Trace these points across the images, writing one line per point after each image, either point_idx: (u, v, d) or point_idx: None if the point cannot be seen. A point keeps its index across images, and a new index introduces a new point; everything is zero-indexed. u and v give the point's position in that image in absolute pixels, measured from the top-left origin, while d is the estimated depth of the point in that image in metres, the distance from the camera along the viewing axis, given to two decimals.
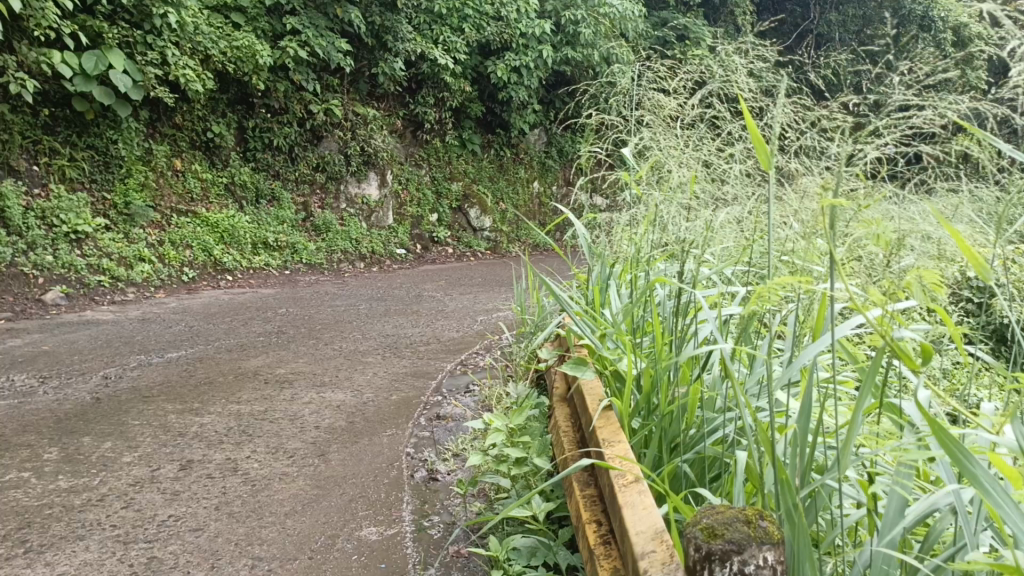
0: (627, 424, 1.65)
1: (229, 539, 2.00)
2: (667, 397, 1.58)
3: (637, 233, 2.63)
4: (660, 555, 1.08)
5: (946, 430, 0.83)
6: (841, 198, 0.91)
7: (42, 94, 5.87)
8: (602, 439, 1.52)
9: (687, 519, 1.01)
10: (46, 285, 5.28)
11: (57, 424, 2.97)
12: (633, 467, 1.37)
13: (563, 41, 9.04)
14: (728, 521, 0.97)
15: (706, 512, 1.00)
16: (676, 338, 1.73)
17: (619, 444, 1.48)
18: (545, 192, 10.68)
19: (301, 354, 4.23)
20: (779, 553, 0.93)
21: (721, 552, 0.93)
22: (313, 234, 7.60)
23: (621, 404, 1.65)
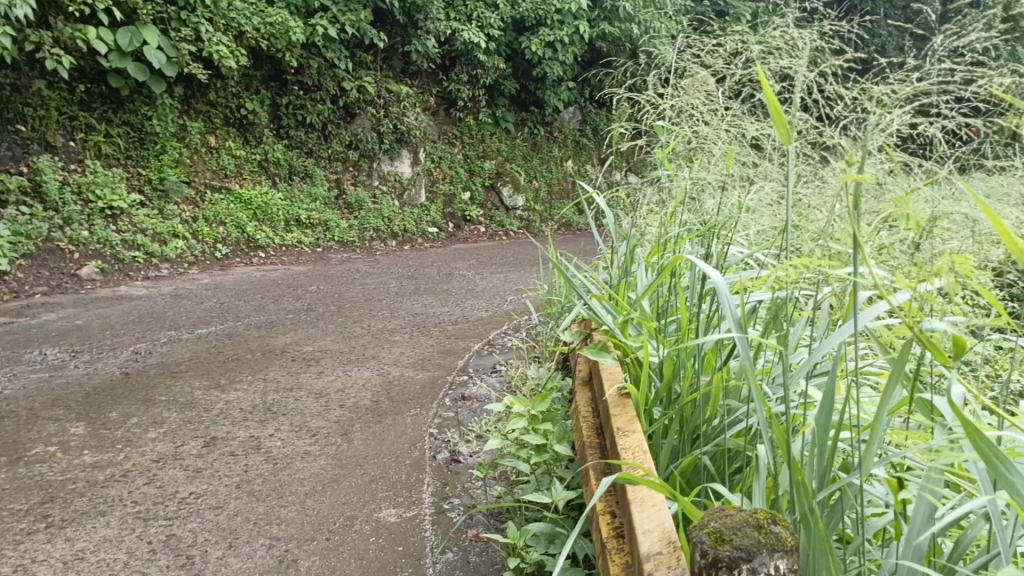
0: (644, 413, 1.58)
1: (248, 518, 1.99)
2: (686, 386, 1.51)
3: (665, 213, 2.56)
4: (666, 558, 1.03)
5: (979, 430, 0.77)
6: (864, 176, 0.84)
7: (78, 70, 5.93)
8: (616, 428, 1.47)
9: (693, 521, 0.95)
10: (82, 260, 5.34)
11: (85, 399, 3.00)
12: (645, 459, 1.32)
13: (599, 16, 8.91)
14: (737, 525, 0.90)
15: (714, 514, 0.94)
16: (699, 324, 1.65)
17: (632, 434, 1.43)
18: (579, 171, 10.56)
19: (330, 331, 4.23)
20: (792, 561, 0.87)
21: (729, 560, 0.86)
22: (346, 212, 7.61)
23: (639, 393, 1.58)
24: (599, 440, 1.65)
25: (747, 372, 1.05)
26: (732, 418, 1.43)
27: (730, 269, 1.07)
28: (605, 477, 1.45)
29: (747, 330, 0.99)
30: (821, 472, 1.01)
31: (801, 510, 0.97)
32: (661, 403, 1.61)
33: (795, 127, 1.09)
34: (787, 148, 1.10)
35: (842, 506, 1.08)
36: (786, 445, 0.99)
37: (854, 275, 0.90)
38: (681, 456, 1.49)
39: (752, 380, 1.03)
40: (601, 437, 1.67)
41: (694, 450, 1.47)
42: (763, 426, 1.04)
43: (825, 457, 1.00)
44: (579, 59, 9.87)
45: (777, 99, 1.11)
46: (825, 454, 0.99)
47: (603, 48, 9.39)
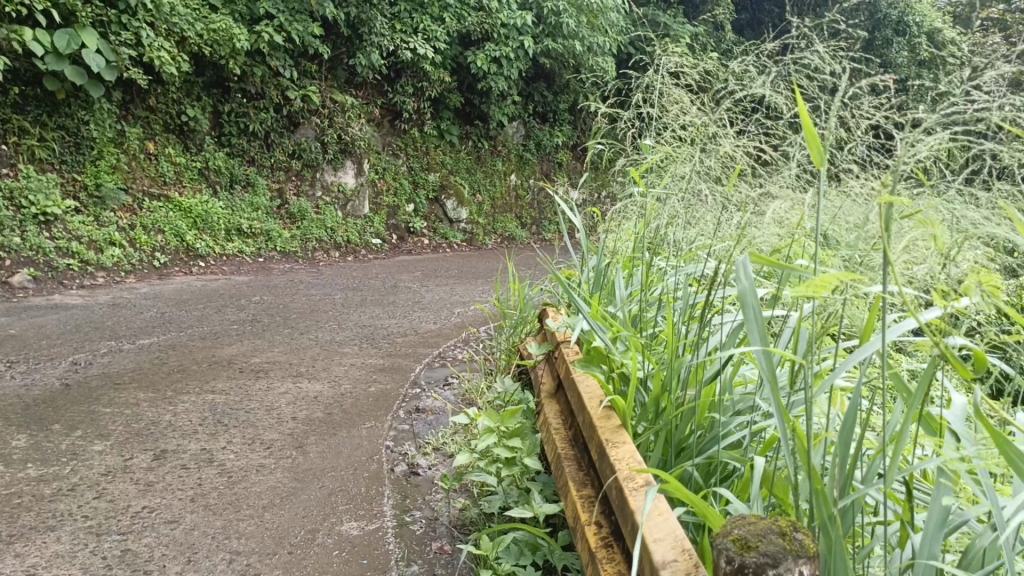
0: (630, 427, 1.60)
1: (205, 532, 1.95)
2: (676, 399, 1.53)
3: (642, 228, 2.63)
4: (683, 565, 1.05)
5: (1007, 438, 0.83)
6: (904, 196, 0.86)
7: (12, 72, 5.73)
8: (604, 440, 1.48)
9: (716, 529, 1.00)
10: (13, 268, 5.15)
11: (25, 411, 2.90)
12: (639, 470, 1.33)
13: (544, 32, 9.05)
14: (762, 533, 0.95)
15: (736, 522, 1.00)
16: (688, 339, 1.68)
17: (622, 444, 1.45)
18: (522, 185, 10.64)
19: (277, 343, 4.17)
20: (815, 567, 0.93)
21: (755, 566, 0.91)
22: (288, 221, 7.52)
23: (625, 405, 1.60)
24: (576, 454, 1.67)
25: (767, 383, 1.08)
26: (722, 431, 1.47)
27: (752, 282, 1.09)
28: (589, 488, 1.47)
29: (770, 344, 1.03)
30: (841, 482, 1.04)
31: (819, 519, 1.01)
32: (644, 417, 1.63)
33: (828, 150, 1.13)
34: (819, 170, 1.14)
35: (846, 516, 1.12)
36: (805, 456, 1.03)
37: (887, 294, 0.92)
38: (667, 468, 1.52)
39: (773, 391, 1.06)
40: (577, 449, 1.69)
41: (680, 463, 1.50)
42: (781, 437, 1.08)
43: (845, 467, 1.04)
44: (523, 75, 9.98)
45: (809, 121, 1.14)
46: (846, 464, 1.03)
47: (547, 64, 9.52)
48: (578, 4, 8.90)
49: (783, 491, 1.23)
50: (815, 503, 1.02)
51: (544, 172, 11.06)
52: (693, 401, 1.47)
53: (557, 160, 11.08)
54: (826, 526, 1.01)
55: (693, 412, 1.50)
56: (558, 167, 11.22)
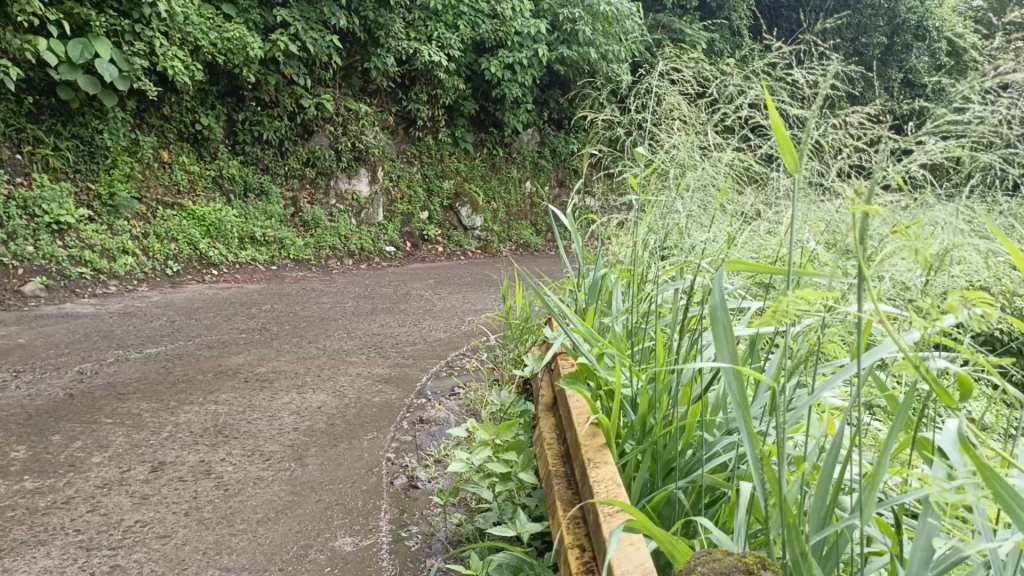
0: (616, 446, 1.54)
1: (196, 548, 1.91)
2: (663, 420, 1.47)
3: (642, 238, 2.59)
4: None
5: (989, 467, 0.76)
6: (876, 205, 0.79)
7: (26, 82, 5.76)
8: (588, 459, 1.42)
9: (679, 566, 0.91)
10: (26, 277, 5.16)
11: (27, 421, 2.88)
12: (619, 492, 1.27)
13: (558, 39, 9.00)
14: (726, 570, 0.85)
15: (701, 558, 0.90)
16: (680, 356, 1.61)
17: (605, 466, 1.38)
18: (537, 193, 10.59)
19: (284, 352, 4.14)
20: None
21: None
22: (302, 229, 7.52)
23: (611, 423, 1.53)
24: (566, 472, 1.61)
25: (739, 407, 1.02)
26: (709, 452, 1.40)
27: (723, 297, 1.02)
28: (572, 509, 1.40)
29: (739, 365, 0.96)
30: (821, 512, 0.97)
31: (793, 554, 0.95)
32: (633, 435, 1.57)
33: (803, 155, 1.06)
34: (795, 176, 1.07)
35: (829, 547, 1.05)
36: (778, 486, 0.96)
37: (863, 311, 0.85)
38: (654, 488, 1.46)
39: (746, 416, 1.00)
40: (568, 467, 1.63)
41: (667, 484, 1.44)
42: (753, 465, 1.01)
43: (825, 496, 0.97)
44: (538, 82, 9.95)
45: (782, 122, 1.08)
46: (824, 494, 0.96)
47: (562, 71, 9.49)
48: (594, 11, 8.85)
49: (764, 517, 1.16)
50: (789, 537, 0.96)
51: (559, 178, 11.02)
52: (679, 420, 1.40)
53: (572, 167, 11.03)
54: (800, 561, 0.95)
55: (679, 431, 1.43)
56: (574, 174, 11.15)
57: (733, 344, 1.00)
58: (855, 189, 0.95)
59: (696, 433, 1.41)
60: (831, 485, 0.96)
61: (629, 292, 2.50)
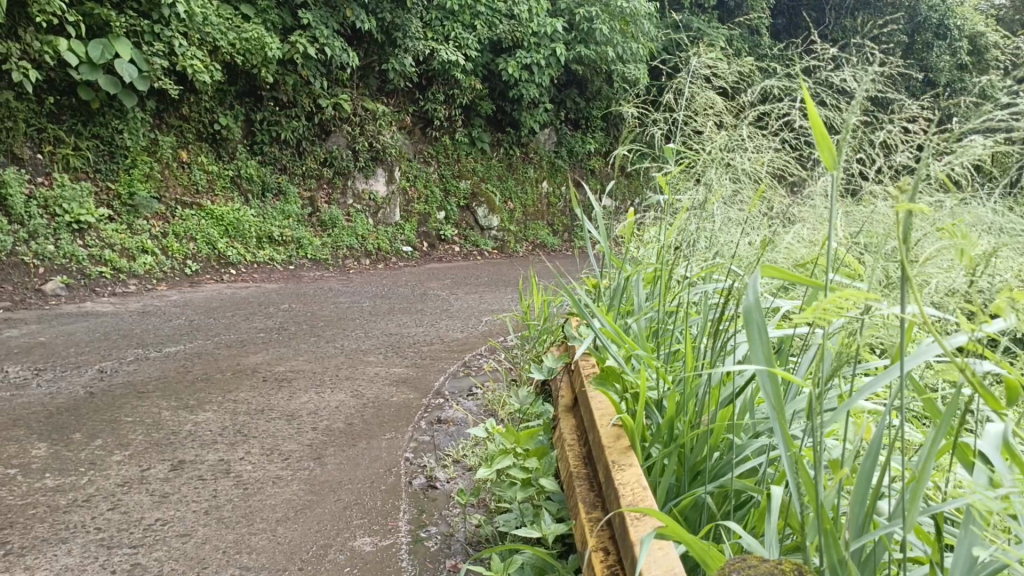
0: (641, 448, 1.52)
1: (216, 547, 1.91)
2: (691, 423, 1.46)
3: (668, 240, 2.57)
4: None
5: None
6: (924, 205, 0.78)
7: (47, 82, 5.82)
8: (613, 461, 1.41)
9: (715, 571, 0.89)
10: (47, 275, 5.20)
11: (48, 419, 2.90)
12: (645, 495, 1.25)
13: (576, 38, 8.97)
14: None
15: (736, 563, 0.89)
16: (710, 360, 1.59)
17: (630, 469, 1.37)
18: (554, 193, 10.56)
19: (302, 351, 4.15)
20: None
21: None
22: (319, 229, 7.54)
23: (636, 425, 1.52)
24: (587, 473, 1.60)
25: (774, 409, 1.01)
26: (738, 456, 1.38)
27: (756, 299, 1.02)
28: (596, 511, 1.39)
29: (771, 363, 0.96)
30: (862, 520, 0.95)
31: (831, 561, 0.94)
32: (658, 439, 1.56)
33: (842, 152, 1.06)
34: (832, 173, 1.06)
35: (869, 555, 1.04)
36: (815, 491, 0.95)
37: (908, 312, 0.84)
38: (680, 492, 1.44)
39: (780, 417, 0.99)
40: (589, 467, 1.62)
41: (693, 487, 1.42)
42: (790, 469, 1.00)
43: (865, 502, 0.95)
44: (555, 82, 9.93)
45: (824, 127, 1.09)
46: (862, 501, 0.95)
47: (579, 71, 9.46)
48: (611, 10, 8.82)
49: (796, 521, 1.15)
50: (828, 543, 0.94)
51: (576, 179, 10.97)
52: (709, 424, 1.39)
53: (589, 168, 10.98)
54: (838, 567, 0.94)
55: (707, 435, 1.42)
56: (591, 174, 11.11)
57: (768, 345, 0.99)
58: (900, 189, 0.94)
59: (724, 436, 1.40)
60: (871, 491, 0.95)
61: (652, 292, 2.49)
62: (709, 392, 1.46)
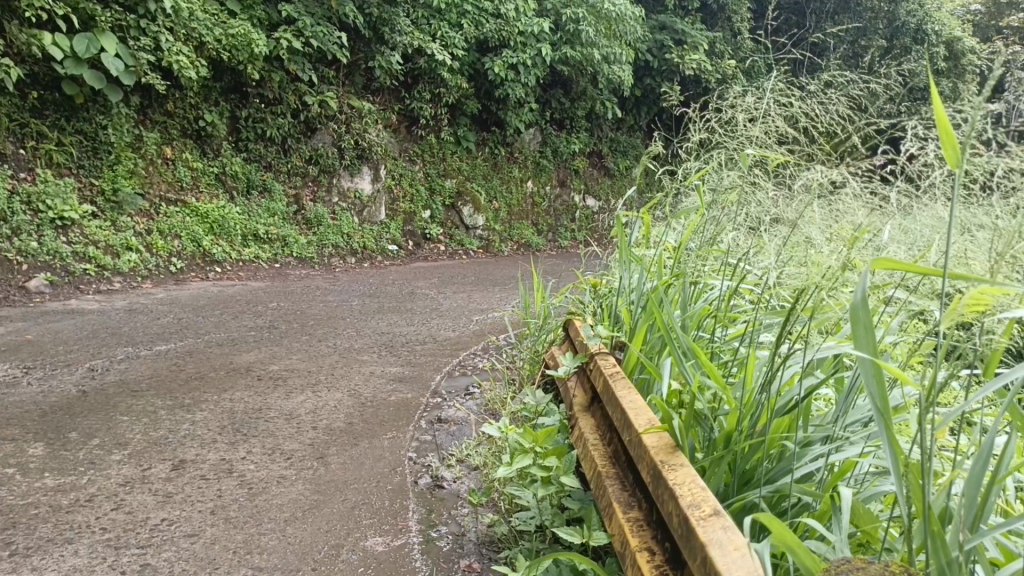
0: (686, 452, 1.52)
1: (226, 547, 1.90)
2: (747, 427, 1.44)
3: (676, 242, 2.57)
4: None
5: None
6: None
7: (31, 76, 5.74)
8: (661, 462, 1.36)
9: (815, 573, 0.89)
10: (30, 273, 5.13)
11: (41, 418, 2.86)
12: (704, 495, 1.21)
13: (562, 39, 8.97)
14: None
15: (841, 566, 0.88)
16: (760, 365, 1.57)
17: (679, 466, 1.36)
18: (539, 193, 10.57)
19: (295, 350, 4.12)
20: None
21: None
22: (305, 227, 7.49)
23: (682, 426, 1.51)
24: (618, 473, 1.62)
25: (876, 407, 1.00)
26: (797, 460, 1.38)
27: (862, 296, 0.99)
28: (637, 512, 1.40)
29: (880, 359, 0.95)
30: (969, 523, 0.94)
31: (937, 562, 0.94)
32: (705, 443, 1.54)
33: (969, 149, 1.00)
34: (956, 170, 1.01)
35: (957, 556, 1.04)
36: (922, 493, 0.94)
37: None
38: (729, 498, 1.44)
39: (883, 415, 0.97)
40: (618, 468, 1.64)
41: (744, 492, 1.42)
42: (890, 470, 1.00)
43: (973, 505, 0.95)
44: (540, 82, 9.93)
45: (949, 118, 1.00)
46: (971, 505, 0.94)
47: (565, 71, 9.46)
48: (597, 11, 8.82)
49: (864, 523, 1.16)
50: (932, 546, 0.94)
51: (560, 179, 10.97)
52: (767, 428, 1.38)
53: (573, 167, 10.98)
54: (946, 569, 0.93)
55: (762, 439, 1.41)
56: (575, 174, 11.13)
57: (873, 342, 0.99)
58: None
59: (783, 442, 1.39)
60: (978, 494, 0.94)
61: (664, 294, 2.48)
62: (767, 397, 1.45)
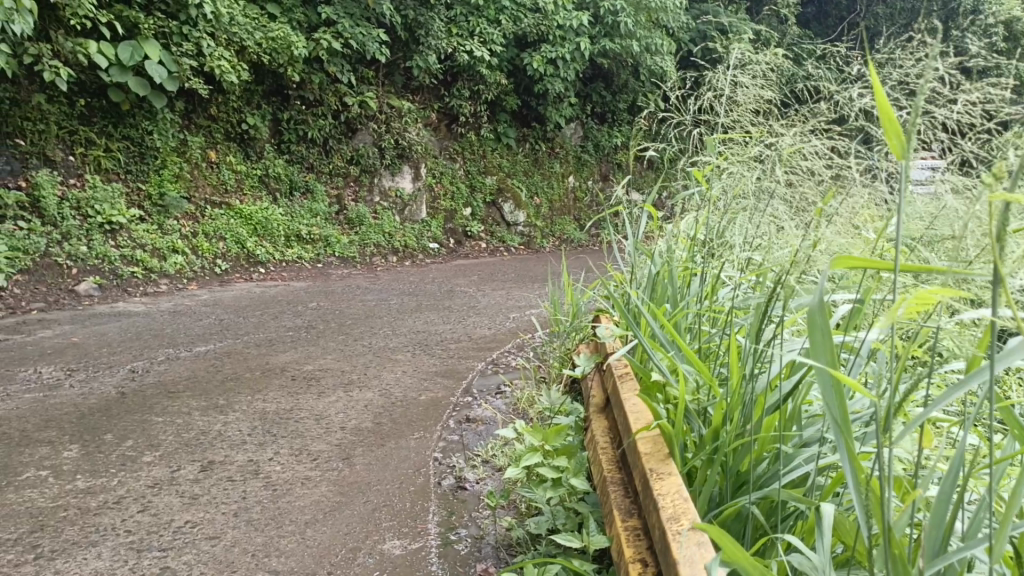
0: (680, 456, 1.48)
1: (246, 549, 1.90)
2: (736, 431, 1.40)
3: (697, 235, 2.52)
4: None
5: None
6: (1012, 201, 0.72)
7: (78, 84, 5.89)
8: (652, 471, 1.36)
9: None
10: (79, 276, 5.26)
11: (80, 420, 2.92)
12: (687, 508, 1.20)
13: (601, 32, 8.89)
14: None
15: None
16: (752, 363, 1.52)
17: (668, 477, 1.33)
18: (581, 187, 10.47)
19: (330, 350, 4.14)
20: None
21: None
22: (346, 227, 7.55)
23: (673, 431, 1.47)
24: (622, 478, 1.59)
25: (835, 422, 0.95)
26: (787, 466, 1.33)
27: (819, 300, 0.94)
28: (633, 521, 1.36)
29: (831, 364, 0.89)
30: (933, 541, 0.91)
31: None
32: (698, 447, 1.50)
33: (915, 140, 0.90)
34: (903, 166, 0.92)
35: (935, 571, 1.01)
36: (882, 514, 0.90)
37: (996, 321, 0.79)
38: (722, 503, 1.40)
39: (843, 432, 0.93)
40: (624, 472, 1.60)
41: (738, 499, 1.38)
42: (853, 487, 0.95)
43: (939, 528, 0.92)
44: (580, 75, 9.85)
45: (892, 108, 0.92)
46: (936, 528, 0.91)
47: (604, 65, 9.35)
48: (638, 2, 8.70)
49: (852, 538, 1.12)
50: (893, 566, 0.91)
51: (602, 173, 10.89)
52: (754, 433, 1.34)
53: (616, 161, 10.87)
54: None
55: (751, 446, 1.36)
56: (618, 168, 11.02)
57: (832, 349, 0.93)
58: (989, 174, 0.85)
59: (773, 449, 1.35)
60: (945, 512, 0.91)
61: (684, 289, 2.45)
62: (757, 401, 1.39)
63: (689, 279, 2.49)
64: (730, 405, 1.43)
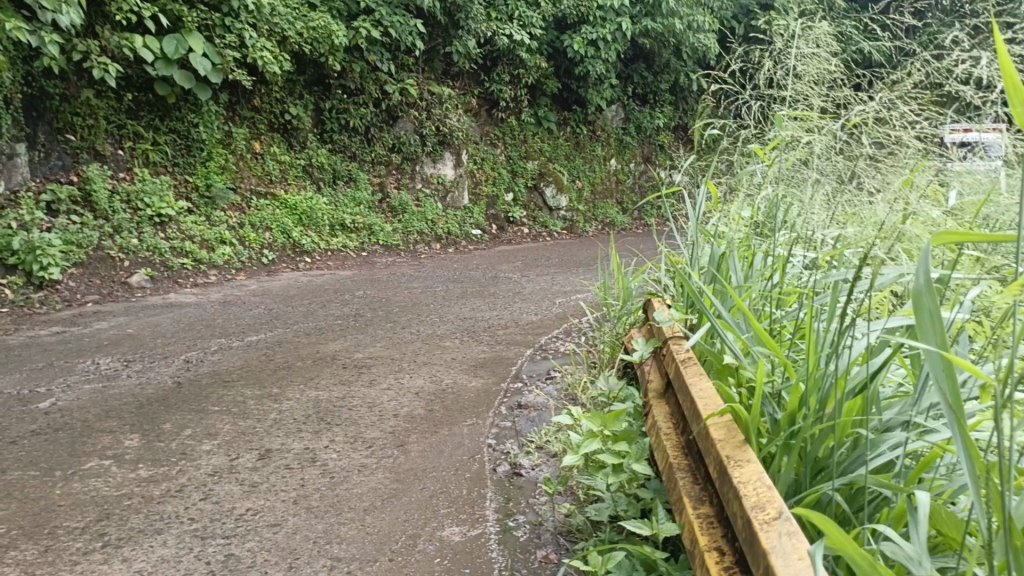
0: (755, 441, 1.44)
1: (307, 537, 1.92)
2: (816, 414, 1.36)
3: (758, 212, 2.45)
4: None
5: None
6: None
7: (125, 79, 5.98)
8: (728, 458, 1.32)
9: None
10: (131, 268, 5.35)
11: (138, 410, 2.97)
12: (771, 497, 1.17)
13: (642, 12, 8.75)
14: None
15: None
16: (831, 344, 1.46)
17: (746, 464, 1.29)
18: (623, 170, 10.38)
19: (379, 338, 4.16)
20: None
21: None
22: (390, 215, 7.57)
23: (748, 415, 1.44)
24: (690, 463, 1.56)
25: (949, 407, 0.91)
26: (872, 451, 1.28)
27: (927, 281, 0.91)
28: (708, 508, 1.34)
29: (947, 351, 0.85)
30: None
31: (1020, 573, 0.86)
32: (774, 432, 1.46)
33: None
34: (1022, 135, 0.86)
35: None
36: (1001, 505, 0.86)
37: None
38: (800, 489, 1.36)
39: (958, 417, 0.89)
40: (692, 458, 1.58)
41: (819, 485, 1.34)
42: (969, 476, 0.91)
43: None
44: (621, 57, 9.72)
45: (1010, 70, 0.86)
46: None
47: (646, 45, 9.22)
48: None
49: (950, 527, 1.08)
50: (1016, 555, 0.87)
51: (645, 155, 10.76)
52: (836, 416, 1.29)
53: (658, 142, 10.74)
54: None
55: (832, 430, 1.32)
56: (660, 149, 10.87)
57: (942, 331, 0.90)
58: None
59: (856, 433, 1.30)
60: None
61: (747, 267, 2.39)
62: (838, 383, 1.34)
63: (751, 257, 2.43)
64: (810, 387, 1.38)
